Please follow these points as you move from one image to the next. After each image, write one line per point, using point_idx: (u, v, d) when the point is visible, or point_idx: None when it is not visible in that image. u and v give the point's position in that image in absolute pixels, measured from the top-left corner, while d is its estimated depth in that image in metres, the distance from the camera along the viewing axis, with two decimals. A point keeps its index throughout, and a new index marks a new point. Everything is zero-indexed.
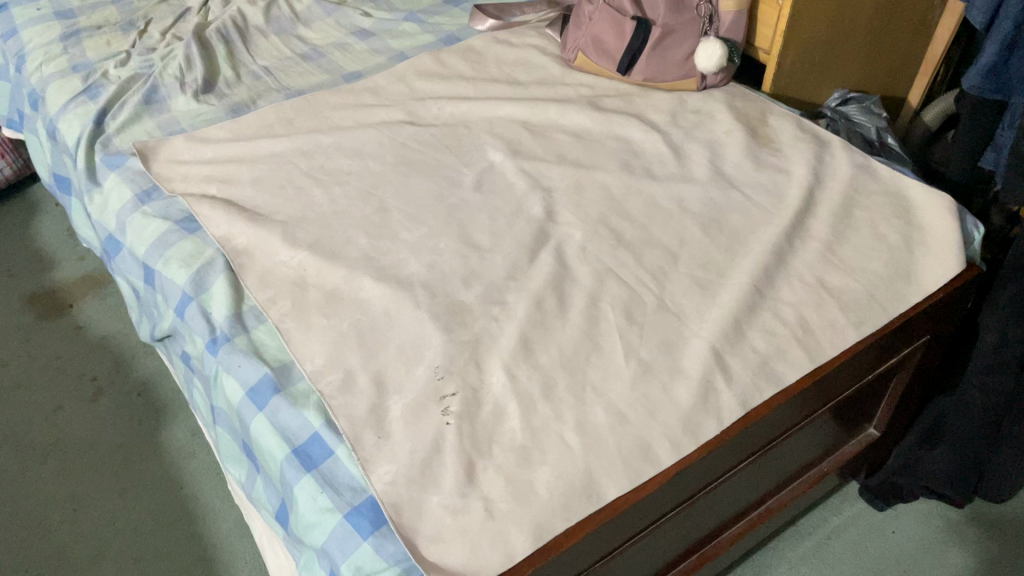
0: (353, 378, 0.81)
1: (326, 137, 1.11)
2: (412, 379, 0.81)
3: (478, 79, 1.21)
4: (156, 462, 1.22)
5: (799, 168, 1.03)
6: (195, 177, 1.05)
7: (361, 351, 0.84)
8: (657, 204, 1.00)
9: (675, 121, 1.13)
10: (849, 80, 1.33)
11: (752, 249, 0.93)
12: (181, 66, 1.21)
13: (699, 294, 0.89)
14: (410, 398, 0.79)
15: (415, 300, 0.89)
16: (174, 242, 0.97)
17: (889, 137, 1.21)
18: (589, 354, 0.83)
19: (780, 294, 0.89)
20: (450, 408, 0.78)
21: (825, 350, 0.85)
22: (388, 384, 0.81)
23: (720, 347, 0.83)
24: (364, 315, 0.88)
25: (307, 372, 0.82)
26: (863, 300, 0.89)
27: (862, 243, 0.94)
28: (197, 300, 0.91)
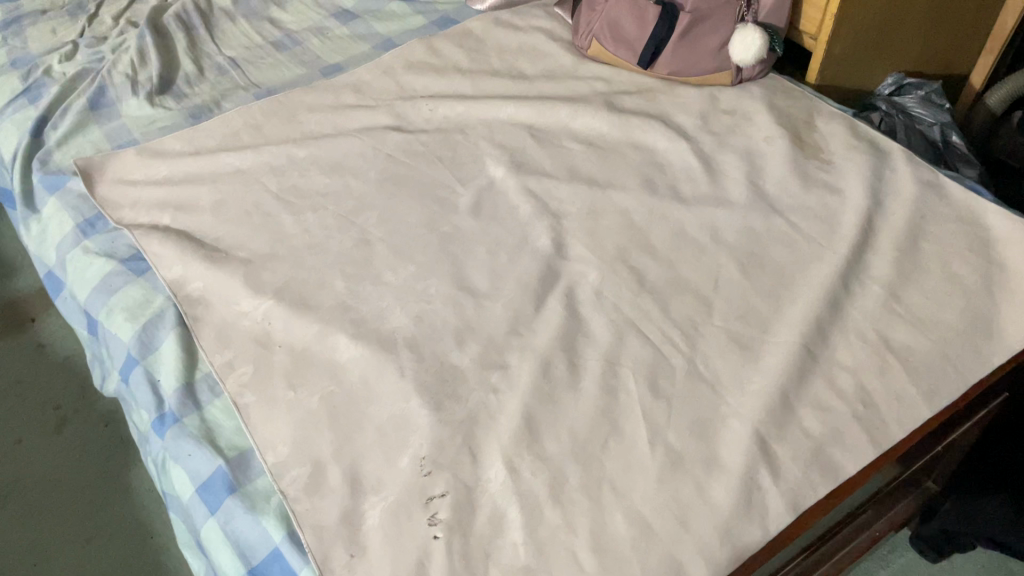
0: (323, 473, 0.68)
1: (300, 149, 0.95)
2: (393, 475, 0.67)
3: (476, 72, 1.05)
4: (124, 506, 1.10)
5: (854, 187, 0.87)
6: (147, 202, 0.91)
7: (334, 436, 0.70)
8: (686, 234, 0.85)
9: (706, 125, 0.96)
10: (907, 62, 1.15)
11: (801, 295, 0.78)
12: (134, 62, 1.05)
13: (738, 356, 0.74)
14: (389, 503, 0.66)
15: (399, 366, 0.74)
16: (119, 287, 0.83)
17: (954, 134, 1.04)
18: (606, 440, 0.69)
19: (835, 355, 0.74)
20: (438, 516, 0.64)
21: (892, 430, 0.70)
22: (364, 481, 0.67)
23: (765, 431, 0.69)
24: (338, 385, 0.74)
25: (268, 465, 0.68)
26: (936, 362, 0.73)
27: (933, 286, 0.78)
28: (143, 364, 0.77)
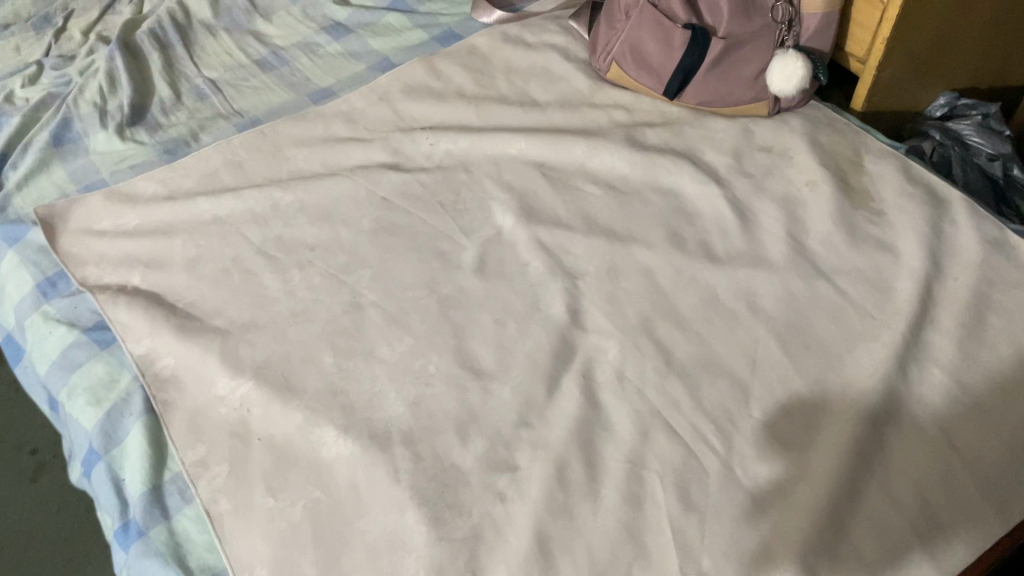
0: None
1: (285, 193, 0.86)
2: None
3: (481, 98, 0.94)
4: (103, 561, 1.01)
5: (909, 246, 0.77)
6: (115, 258, 0.81)
7: (319, 557, 0.61)
8: (718, 302, 0.75)
9: (740, 166, 0.86)
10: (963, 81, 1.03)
11: (851, 382, 0.68)
12: (102, 88, 0.95)
13: (780, 458, 0.65)
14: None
15: (394, 467, 0.65)
16: (81, 364, 0.74)
17: (1016, 167, 0.94)
18: (630, 565, 0.60)
19: (892, 458, 0.65)
20: None
21: (960, 552, 0.60)
22: None
23: (813, 557, 0.59)
24: (323, 490, 0.65)
25: None
26: (1009, 467, 0.64)
27: (1002, 372, 0.69)
28: (105, 459, 0.68)
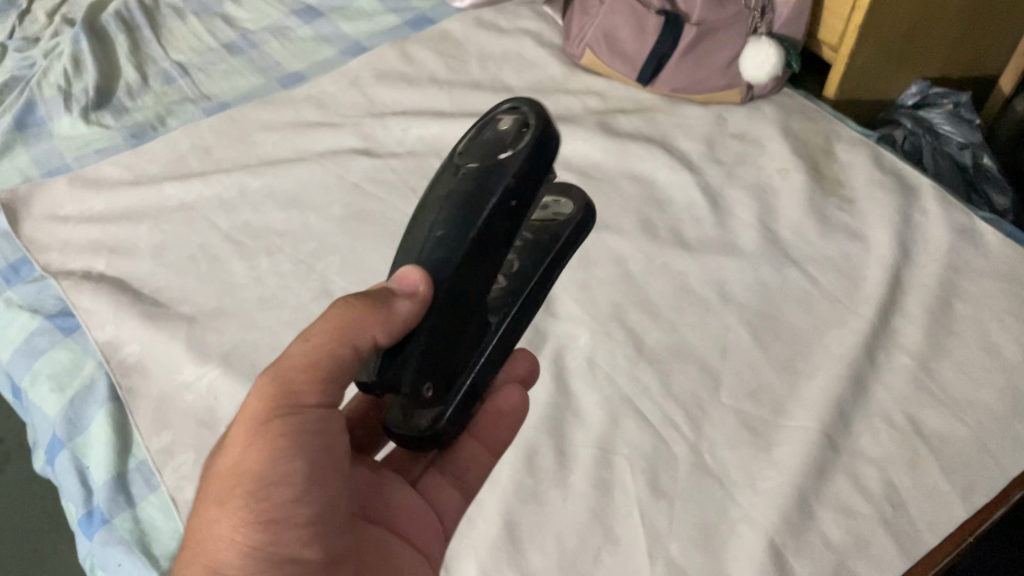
0: None
1: (254, 178, 0.85)
2: None
3: (454, 83, 0.94)
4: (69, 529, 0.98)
5: (878, 235, 0.77)
6: (79, 244, 0.81)
7: None
8: (690, 289, 0.75)
9: (713, 154, 0.86)
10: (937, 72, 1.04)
11: (820, 368, 0.69)
12: (66, 71, 0.94)
13: (749, 445, 0.65)
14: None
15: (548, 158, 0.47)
16: (43, 350, 0.73)
17: (986, 157, 0.94)
18: (598, 550, 0.61)
19: (860, 444, 0.65)
20: None
21: (924, 536, 0.60)
22: None
23: (780, 542, 0.60)
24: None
25: None
26: (972, 453, 0.64)
27: (969, 359, 0.69)
28: (69, 446, 0.67)
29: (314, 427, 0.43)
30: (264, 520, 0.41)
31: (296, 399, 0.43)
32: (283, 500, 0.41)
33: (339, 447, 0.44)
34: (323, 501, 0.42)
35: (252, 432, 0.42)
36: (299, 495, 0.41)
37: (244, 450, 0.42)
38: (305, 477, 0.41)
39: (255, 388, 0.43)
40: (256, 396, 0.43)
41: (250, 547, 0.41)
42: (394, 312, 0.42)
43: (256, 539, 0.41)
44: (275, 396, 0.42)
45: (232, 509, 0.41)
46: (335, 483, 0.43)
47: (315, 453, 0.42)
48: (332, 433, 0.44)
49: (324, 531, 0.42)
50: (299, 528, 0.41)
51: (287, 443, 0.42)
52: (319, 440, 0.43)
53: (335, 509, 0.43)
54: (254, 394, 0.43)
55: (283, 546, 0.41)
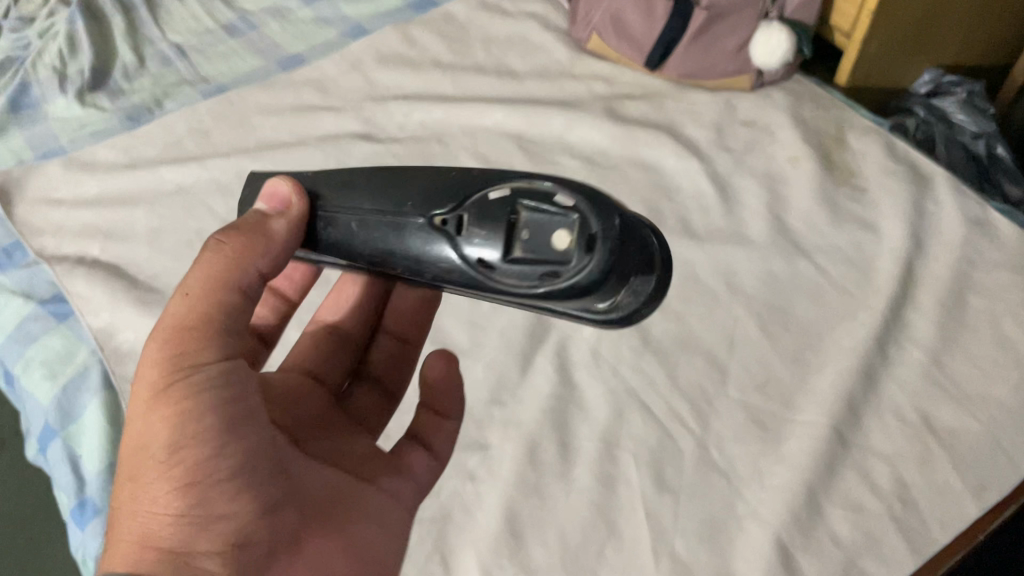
0: None
1: (252, 163, 0.83)
2: None
3: (458, 67, 0.92)
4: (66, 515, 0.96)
5: (890, 226, 0.75)
6: (73, 229, 0.79)
7: None
8: (697, 280, 0.73)
9: (722, 141, 0.84)
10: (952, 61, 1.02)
11: (830, 361, 0.67)
12: (62, 52, 0.92)
13: (756, 439, 0.64)
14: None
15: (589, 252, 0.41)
16: (37, 336, 0.71)
17: (1000, 146, 0.92)
18: (601, 546, 0.59)
19: (871, 440, 0.63)
20: None
21: (935, 534, 0.59)
22: None
23: (788, 539, 0.58)
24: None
25: None
26: (985, 449, 0.62)
27: (982, 354, 0.67)
28: (62, 436, 0.66)
29: (212, 381, 0.43)
30: (179, 488, 0.42)
31: (188, 355, 0.44)
32: (198, 458, 0.42)
33: (244, 396, 0.45)
34: (241, 451, 0.43)
35: (149, 403, 0.43)
36: (215, 448, 0.42)
37: (144, 424, 0.43)
38: (210, 434, 0.42)
39: (149, 359, 0.44)
40: (147, 367, 0.44)
41: (173, 519, 0.41)
42: (271, 234, 0.47)
43: (179, 511, 0.42)
44: (168, 362, 0.43)
45: (150, 481, 0.42)
46: (246, 434, 0.44)
47: (223, 408, 0.43)
48: (233, 380, 0.44)
49: (245, 484, 0.43)
50: (217, 489, 0.42)
51: (187, 404, 0.42)
52: (222, 395, 0.44)
53: (253, 457, 0.44)
54: (148, 359, 0.44)
55: (207, 508, 0.42)
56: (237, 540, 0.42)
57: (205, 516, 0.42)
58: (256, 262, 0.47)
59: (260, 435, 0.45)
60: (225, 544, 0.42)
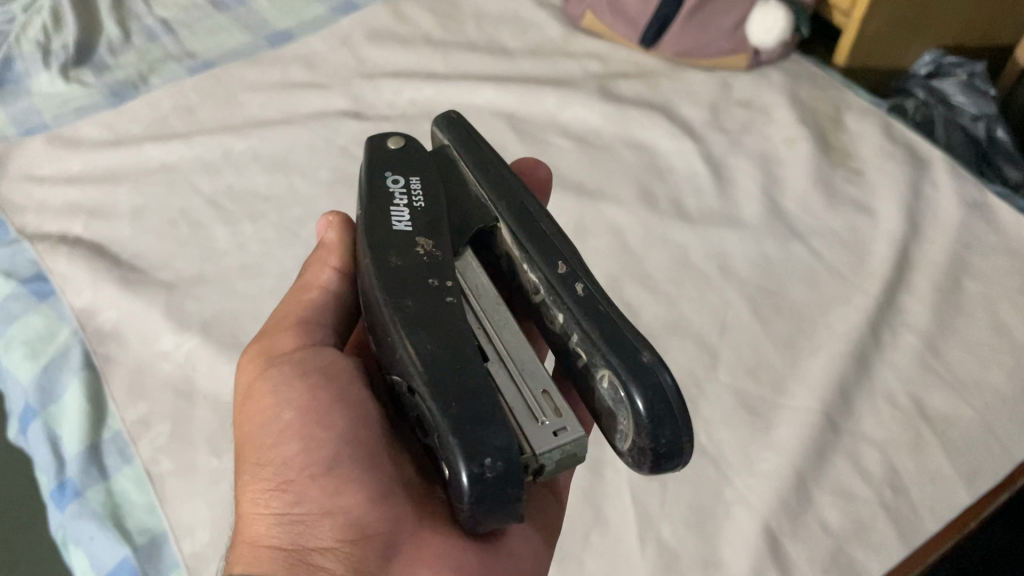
0: None
1: (238, 141, 0.82)
2: None
3: (449, 44, 0.90)
4: None
5: (886, 209, 0.74)
6: (55, 206, 0.78)
7: None
8: (688, 262, 0.72)
9: (717, 121, 0.83)
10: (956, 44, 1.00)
11: (823, 346, 0.66)
12: (46, 26, 0.90)
13: (747, 424, 0.63)
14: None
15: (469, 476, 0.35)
16: (17, 315, 0.69)
17: (1000, 129, 0.90)
18: (587, 531, 0.58)
19: (863, 425, 0.62)
20: None
21: (926, 521, 0.58)
22: None
23: (777, 525, 0.58)
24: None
25: (182, 557, 0.57)
26: (979, 436, 0.61)
27: (977, 339, 0.66)
28: (42, 416, 0.64)
29: (300, 369, 0.44)
30: (279, 486, 0.42)
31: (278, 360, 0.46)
32: (286, 456, 0.42)
33: (343, 380, 0.44)
34: (334, 438, 0.41)
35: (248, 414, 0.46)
36: (301, 445, 0.42)
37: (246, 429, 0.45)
38: (300, 426, 0.42)
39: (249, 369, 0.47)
40: (243, 380, 0.47)
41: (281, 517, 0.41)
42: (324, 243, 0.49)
43: (280, 507, 0.41)
44: (258, 368, 0.46)
45: (250, 480, 0.43)
46: (348, 418, 0.42)
47: (303, 401, 0.43)
48: (325, 368, 0.44)
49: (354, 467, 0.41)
50: (315, 481, 0.41)
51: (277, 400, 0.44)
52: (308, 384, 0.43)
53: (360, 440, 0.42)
54: (244, 371, 0.47)
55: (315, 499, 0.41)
56: (350, 529, 0.40)
57: (310, 511, 0.41)
58: (339, 258, 0.48)
59: (372, 417, 0.43)
60: (337, 538, 0.40)
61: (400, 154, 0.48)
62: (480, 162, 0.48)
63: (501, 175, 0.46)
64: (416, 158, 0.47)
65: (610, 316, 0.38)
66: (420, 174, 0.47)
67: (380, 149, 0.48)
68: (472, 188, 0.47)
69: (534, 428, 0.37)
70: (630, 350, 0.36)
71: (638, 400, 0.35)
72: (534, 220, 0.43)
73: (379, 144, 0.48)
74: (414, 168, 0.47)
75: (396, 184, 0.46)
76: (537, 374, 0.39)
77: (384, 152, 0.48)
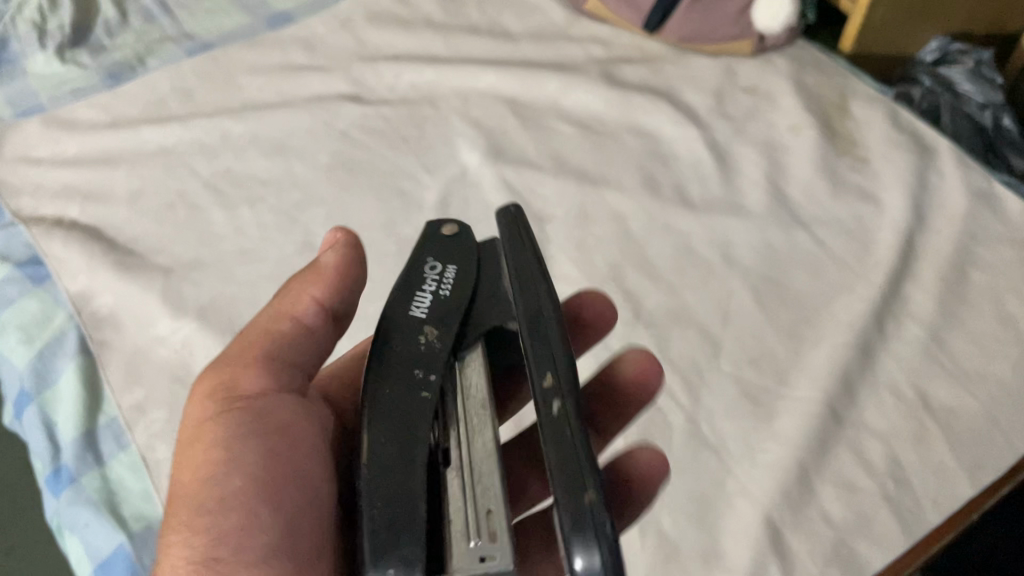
0: None
1: (236, 124, 0.81)
2: None
3: (451, 27, 0.89)
4: None
5: (891, 198, 0.73)
6: (51, 188, 0.77)
7: None
8: (692, 251, 0.71)
9: (721, 108, 0.82)
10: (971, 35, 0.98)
11: (826, 336, 0.65)
12: (42, 6, 0.88)
13: (749, 415, 0.62)
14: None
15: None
16: (12, 300, 0.69)
17: (1007, 118, 0.89)
18: None
19: (866, 417, 0.62)
20: None
21: (928, 514, 0.57)
22: None
23: (778, 517, 0.57)
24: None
25: None
26: (982, 428, 0.61)
27: (982, 330, 0.66)
28: (37, 400, 0.63)
29: (257, 422, 0.42)
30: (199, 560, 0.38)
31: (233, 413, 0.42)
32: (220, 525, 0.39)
33: (302, 441, 0.43)
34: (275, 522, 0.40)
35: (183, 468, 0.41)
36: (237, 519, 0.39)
37: (183, 476, 0.41)
38: (233, 498, 0.40)
39: (198, 393, 0.44)
40: (193, 408, 0.43)
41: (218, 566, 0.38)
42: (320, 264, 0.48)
43: (210, 561, 0.39)
44: (211, 401, 0.43)
45: (173, 544, 0.39)
46: (301, 492, 0.41)
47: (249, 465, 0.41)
48: (284, 428, 0.42)
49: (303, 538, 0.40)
50: (251, 567, 0.38)
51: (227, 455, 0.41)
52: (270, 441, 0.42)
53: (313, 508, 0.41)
54: (198, 390, 0.44)
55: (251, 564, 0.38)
56: None
57: None
58: (324, 291, 0.47)
59: (320, 501, 0.42)
60: None
61: (449, 237, 0.48)
62: (512, 242, 0.45)
63: (528, 266, 0.43)
64: (460, 246, 0.48)
65: (579, 439, 0.33)
66: (458, 266, 0.46)
67: (431, 234, 0.48)
68: (501, 286, 0.46)
69: (464, 550, 0.34)
70: (576, 482, 0.31)
71: (577, 560, 0.29)
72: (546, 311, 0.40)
73: (434, 226, 0.49)
74: (454, 254, 0.47)
75: (432, 269, 0.46)
76: (490, 493, 0.36)
77: (438, 238, 0.48)
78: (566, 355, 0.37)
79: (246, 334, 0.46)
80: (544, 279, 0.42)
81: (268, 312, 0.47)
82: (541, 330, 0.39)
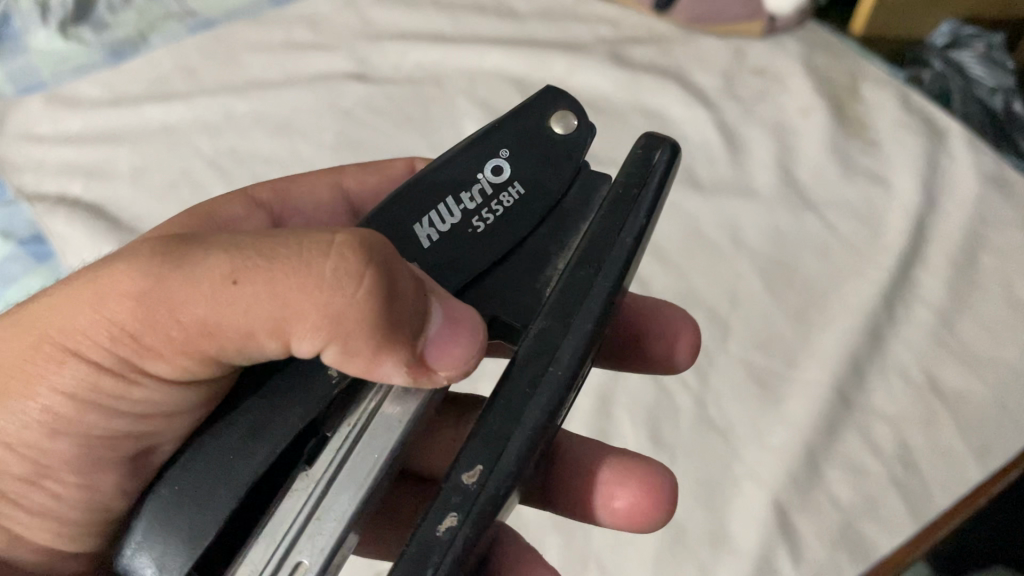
0: None
1: (240, 103, 0.80)
2: None
3: (457, 6, 0.88)
4: None
5: (901, 181, 0.73)
6: (53, 166, 0.76)
7: None
8: (699, 233, 0.71)
9: (730, 89, 0.81)
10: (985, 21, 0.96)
11: (835, 319, 0.65)
12: None
13: (756, 398, 0.62)
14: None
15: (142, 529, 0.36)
16: (14, 276, 0.68)
17: (1018, 103, 0.89)
18: None
19: (874, 400, 0.61)
20: None
21: (936, 499, 0.57)
22: None
23: (785, 500, 0.57)
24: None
25: None
26: (991, 413, 0.60)
27: (991, 314, 0.65)
28: None
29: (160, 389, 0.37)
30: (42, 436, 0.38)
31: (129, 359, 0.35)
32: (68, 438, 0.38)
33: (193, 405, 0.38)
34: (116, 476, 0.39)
35: (37, 360, 0.37)
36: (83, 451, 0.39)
37: (31, 371, 0.37)
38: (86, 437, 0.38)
39: (124, 277, 0.33)
40: (111, 302, 0.34)
41: (16, 508, 0.40)
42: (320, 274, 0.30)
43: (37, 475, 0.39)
44: (130, 322, 0.34)
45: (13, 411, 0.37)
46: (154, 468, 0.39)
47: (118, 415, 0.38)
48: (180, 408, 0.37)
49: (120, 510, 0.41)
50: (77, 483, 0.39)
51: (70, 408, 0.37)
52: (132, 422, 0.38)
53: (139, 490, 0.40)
54: (126, 276, 0.33)
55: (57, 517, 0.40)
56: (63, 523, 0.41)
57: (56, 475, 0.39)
58: (316, 336, 0.32)
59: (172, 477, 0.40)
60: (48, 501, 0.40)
61: (546, 146, 0.41)
62: (594, 234, 0.38)
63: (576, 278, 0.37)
64: (547, 175, 0.41)
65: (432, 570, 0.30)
66: (526, 190, 0.40)
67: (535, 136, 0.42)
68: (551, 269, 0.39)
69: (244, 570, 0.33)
70: None
71: None
72: (546, 391, 0.34)
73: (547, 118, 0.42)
74: (533, 178, 0.41)
75: (493, 175, 0.40)
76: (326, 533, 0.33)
77: (544, 136, 0.42)
78: (519, 452, 0.32)
79: (218, 296, 0.31)
80: (579, 325, 0.35)
81: (253, 292, 0.31)
82: (521, 391, 0.34)
